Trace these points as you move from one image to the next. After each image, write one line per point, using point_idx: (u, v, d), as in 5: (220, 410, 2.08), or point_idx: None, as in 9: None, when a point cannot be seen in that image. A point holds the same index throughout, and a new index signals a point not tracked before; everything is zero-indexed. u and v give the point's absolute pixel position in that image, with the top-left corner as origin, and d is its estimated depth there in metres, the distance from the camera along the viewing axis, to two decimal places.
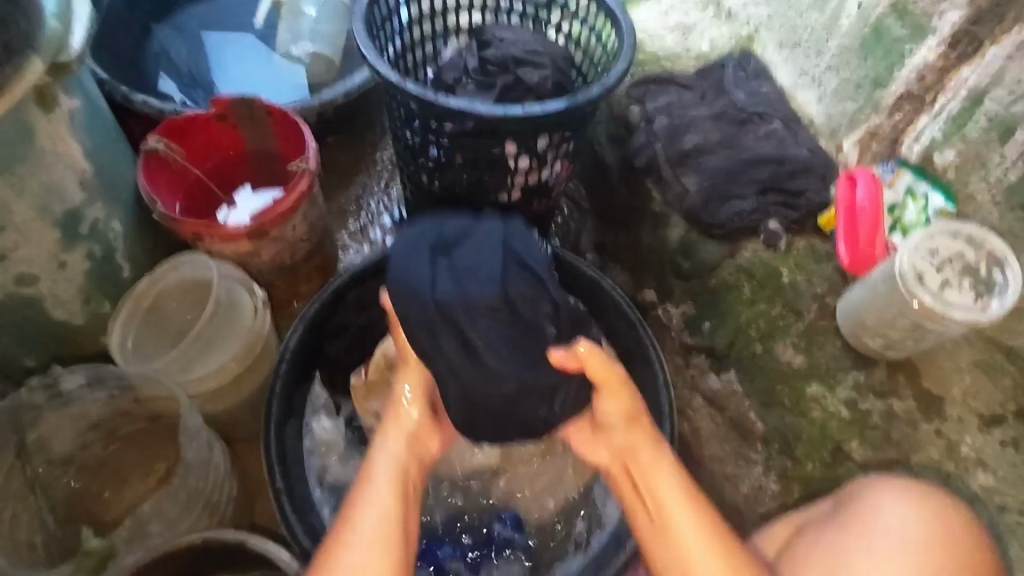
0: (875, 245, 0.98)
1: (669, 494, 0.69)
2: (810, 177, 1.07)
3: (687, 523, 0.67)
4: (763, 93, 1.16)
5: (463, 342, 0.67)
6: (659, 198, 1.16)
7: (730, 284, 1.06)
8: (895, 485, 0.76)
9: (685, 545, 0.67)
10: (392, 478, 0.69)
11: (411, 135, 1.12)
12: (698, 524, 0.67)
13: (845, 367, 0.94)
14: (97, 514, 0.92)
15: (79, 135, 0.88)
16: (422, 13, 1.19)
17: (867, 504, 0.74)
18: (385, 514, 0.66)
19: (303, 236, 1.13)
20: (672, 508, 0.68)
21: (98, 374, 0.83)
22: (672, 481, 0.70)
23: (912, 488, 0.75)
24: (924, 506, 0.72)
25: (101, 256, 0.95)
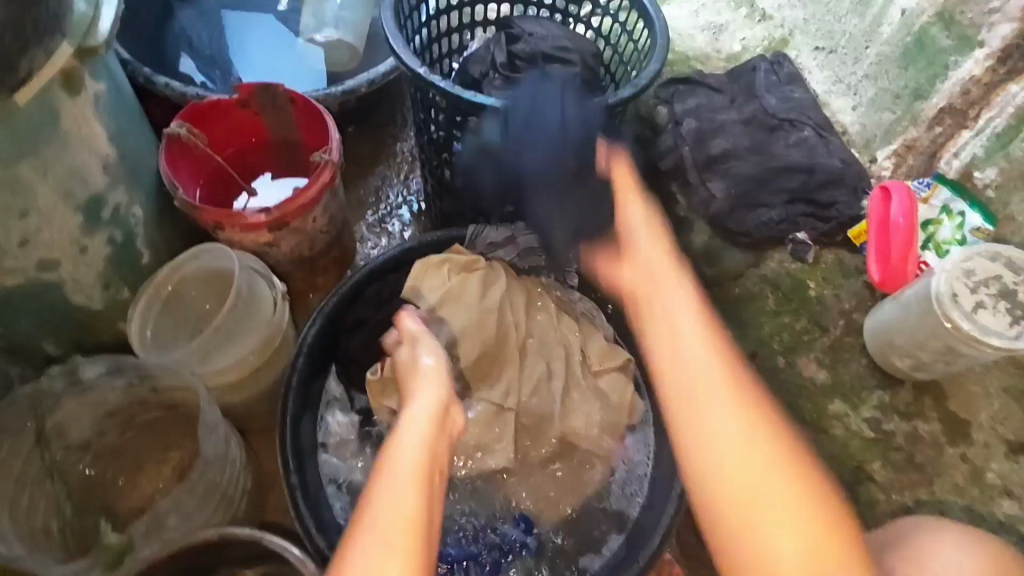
0: (907, 262, 0.93)
1: (705, 386, 0.64)
2: (840, 188, 1.04)
3: (720, 416, 0.63)
4: (795, 99, 1.13)
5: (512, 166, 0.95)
6: (684, 204, 1.11)
7: (753, 293, 1.03)
8: (949, 528, 0.73)
9: (704, 408, 0.63)
10: (420, 457, 0.67)
11: (434, 127, 1.11)
12: (732, 403, 0.63)
13: (869, 386, 0.92)
14: (115, 502, 0.92)
15: (102, 119, 0.88)
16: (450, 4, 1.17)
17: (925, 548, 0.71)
18: (403, 509, 0.62)
19: (323, 228, 1.12)
20: (704, 388, 0.64)
21: (117, 364, 0.83)
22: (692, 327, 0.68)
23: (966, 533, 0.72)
24: (977, 549, 0.70)
25: (122, 242, 0.95)
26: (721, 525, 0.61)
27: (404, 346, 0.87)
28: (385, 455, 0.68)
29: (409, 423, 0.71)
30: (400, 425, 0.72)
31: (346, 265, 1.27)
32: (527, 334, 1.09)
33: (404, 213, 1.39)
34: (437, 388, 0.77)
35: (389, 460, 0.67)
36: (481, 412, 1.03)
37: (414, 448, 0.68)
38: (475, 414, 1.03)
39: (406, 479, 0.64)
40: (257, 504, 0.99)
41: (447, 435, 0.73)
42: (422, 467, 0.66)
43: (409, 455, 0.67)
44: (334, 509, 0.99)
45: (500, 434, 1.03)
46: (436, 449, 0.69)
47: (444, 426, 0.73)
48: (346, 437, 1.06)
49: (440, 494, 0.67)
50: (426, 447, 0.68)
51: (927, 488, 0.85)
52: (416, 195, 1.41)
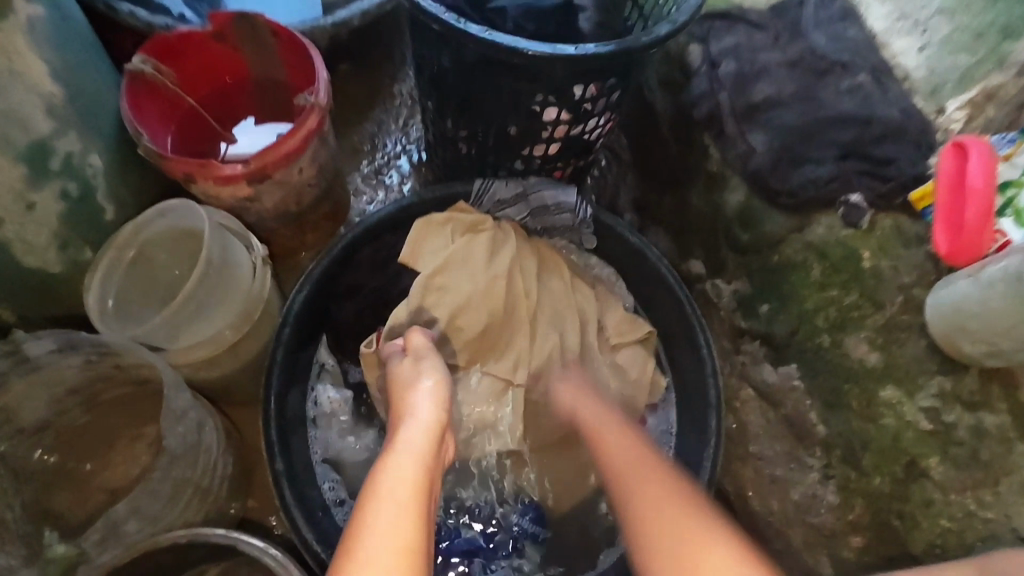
0: (983, 231, 0.78)
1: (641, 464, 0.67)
2: (902, 142, 0.90)
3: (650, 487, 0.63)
4: (849, 37, 0.98)
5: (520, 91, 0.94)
6: (717, 157, 1.02)
7: (796, 263, 0.93)
8: None
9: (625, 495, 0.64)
10: (418, 479, 0.55)
11: (437, 67, 0.95)
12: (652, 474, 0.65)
13: (929, 371, 0.81)
14: (84, 488, 0.84)
15: (43, 52, 0.74)
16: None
17: None
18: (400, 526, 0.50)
19: (311, 180, 0.99)
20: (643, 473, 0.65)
21: (70, 340, 0.72)
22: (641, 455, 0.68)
23: None
24: None
25: (78, 197, 0.82)
26: (652, 560, 0.56)
27: (407, 359, 0.79)
28: (374, 475, 0.56)
29: (404, 439, 0.60)
30: (395, 439, 0.61)
31: (338, 222, 1.15)
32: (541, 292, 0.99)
33: (403, 164, 1.25)
34: (435, 407, 0.67)
35: (384, 475, 0.55)
36: (488, 387, 0.94)
37: (409, 466, 0.57)
38: (477, 391, 0.94)
39: (400, 500, 0.52)
40: (241, 487, 0.90)
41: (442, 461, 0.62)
42: (421, 487, 0.55)
43: (406, 472, 0.55)
44: (323, 491, 0.91)
45: (506, 410, 0.93)
46: (434, 469, 0.58)
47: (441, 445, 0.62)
48: (336, 415, 0.97)
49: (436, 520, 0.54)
50: (424, 467, 0.57)
51: (992, 489, 0.75)
52: (415, 143, 1.27)
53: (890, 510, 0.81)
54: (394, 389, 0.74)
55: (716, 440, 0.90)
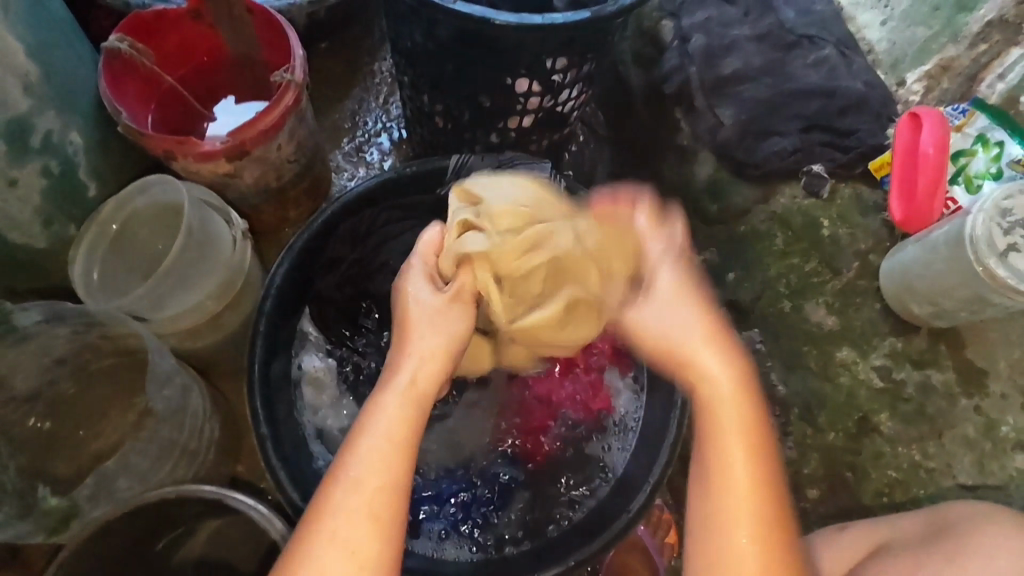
0: (934, 198, 0.84)
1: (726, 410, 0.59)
2: (863, 113, 0.94)
3: (743, 459, 0.57)
4: (816, 12, 1.00)
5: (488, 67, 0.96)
6: (687, 131, 1.03)
7: (761, 233, 0.95)
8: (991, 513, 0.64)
9: (722, 424, 0.59)
10: (391, 438, 0.58)
11: (410, 43, 0.97)
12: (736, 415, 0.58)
13: (881, 333, 0.85)
14: (77, 454, 0.86)
15: (17, 33, 0.76)
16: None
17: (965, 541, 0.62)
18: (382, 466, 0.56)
19: (291, 156, 1.02)
20: (721, 400, 0.59)
21: (56, 311, 0.75)
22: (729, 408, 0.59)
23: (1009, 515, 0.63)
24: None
25: (60, 173, 0.85)
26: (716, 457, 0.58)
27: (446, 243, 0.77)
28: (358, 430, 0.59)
29: (381, 403, 0.60)
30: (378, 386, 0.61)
31: (319, 198, 1.17)
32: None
33: (384, 141, 1.27)
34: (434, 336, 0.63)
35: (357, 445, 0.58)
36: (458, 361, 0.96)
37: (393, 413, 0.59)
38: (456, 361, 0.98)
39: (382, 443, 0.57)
40: (229, 454, 0.94)
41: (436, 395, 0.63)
42: (403, 434, 0.58)
43: (377, 451, 0.57)
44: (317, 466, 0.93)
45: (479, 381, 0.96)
46: (415, 424, 0.59)
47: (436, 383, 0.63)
48: (324, 383, 1.02)
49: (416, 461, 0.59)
50: (403, 423, 0.58)
51: (936, 441, 0.80)
52: (396, 121, 1.28)
53: (844, 462, 0.82)
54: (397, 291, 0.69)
55: None
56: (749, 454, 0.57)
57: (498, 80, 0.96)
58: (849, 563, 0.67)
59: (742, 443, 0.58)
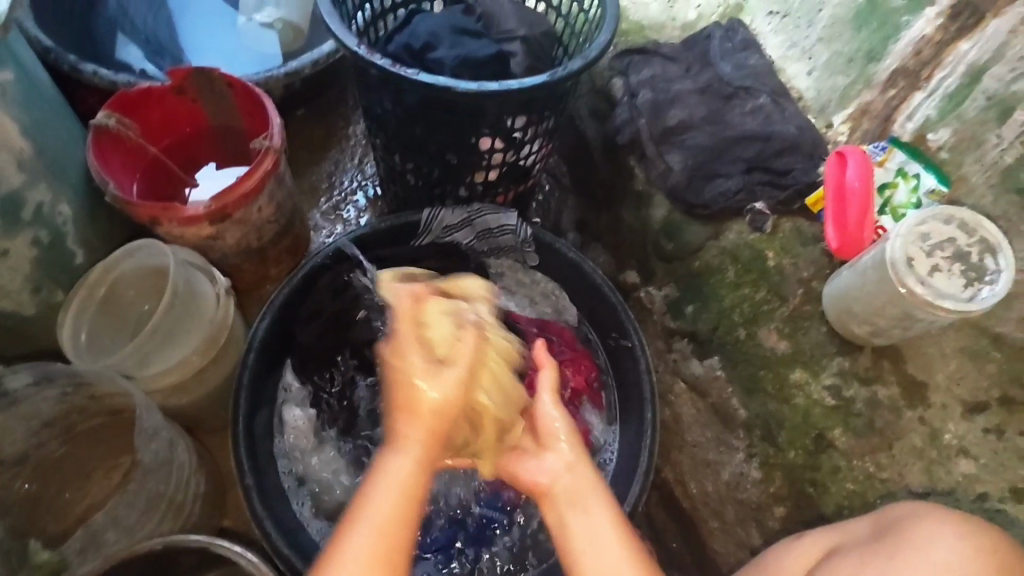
0: (864, 228, 0.92)
1: (583, 488, 0.67)
2: (797, 155, 1.02)
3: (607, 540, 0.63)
4: (750, 65, 1.10)
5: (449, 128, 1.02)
6: (642, 176, 1.13)
7: (714, 267, 1.03)
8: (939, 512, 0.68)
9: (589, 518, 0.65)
10: (395, 507, 0.58)
11: (381, 109, 1.05)
12: (610, 533, 0.64)
13: (829, 353, 0.91)
14: (62, 517, 0.90)
15: (13, 115, 0.82)
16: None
17: (911, 537, 0.66)
18: (382, 529, 0.57)
19: (271, 218, 1.08)
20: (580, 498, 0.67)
21: (45, 372, 0.77)
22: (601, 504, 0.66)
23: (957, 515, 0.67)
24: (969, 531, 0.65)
25: (50, 243, 0.89)
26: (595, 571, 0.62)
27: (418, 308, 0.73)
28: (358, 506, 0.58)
29: (387, 478, 0.59)
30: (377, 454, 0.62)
31: (299, 255, 1.23)
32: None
33: (360, 199, 1.34)
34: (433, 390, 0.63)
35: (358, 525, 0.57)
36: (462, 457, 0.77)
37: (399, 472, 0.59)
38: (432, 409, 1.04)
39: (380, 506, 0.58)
40: (215, 508, 0.96)
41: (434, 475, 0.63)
42: (406, 498, 0.58)
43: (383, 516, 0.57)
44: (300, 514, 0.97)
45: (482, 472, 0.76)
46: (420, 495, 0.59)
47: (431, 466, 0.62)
48: (304, 434, 1.03)
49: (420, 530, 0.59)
50: (404, 499, 0.58)
51: (886, 452, 0.85)
52: (370, 179, 1.36)
53: (804, 478, 0.89)
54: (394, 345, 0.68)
55: (653, 429, 0.99)
56: (627, 552, 0.63)
57: (464, 140, 1.04)
58: (804, 566, 0.72)
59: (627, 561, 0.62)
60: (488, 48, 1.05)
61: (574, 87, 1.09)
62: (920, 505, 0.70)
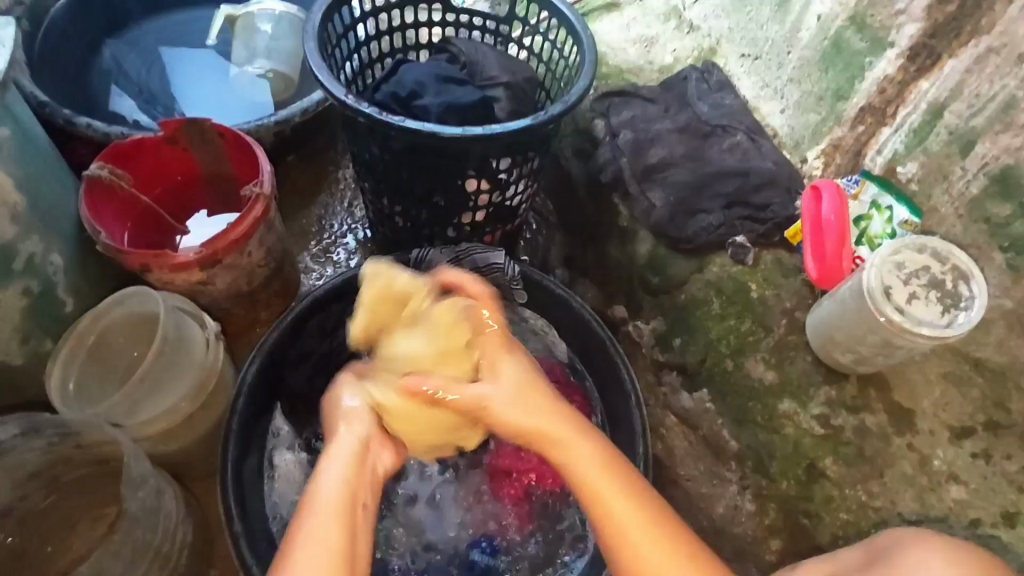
0: (842, 258, 0.95)
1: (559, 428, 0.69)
2: (775, 189, 1.05)
3: (614, 483, 0.66)
4: (726, 105, 1.15)
5: (435, 171, 1.04)
6: (627, 214, 1.15)
7: (699, 299, 1.05)
8: (933, 539, 0.68)
9: (603, 494, 0.65)
10: (338, 526, 0.61)
11: (369, 155, 1.07)
12: (588, 458, 0.67)
13: (816, 382, 0.92)
14: (44, 570, 0.86)
15: (8, 168, 0.83)
16: (375, 6, 1.15)
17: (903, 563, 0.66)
18: (328, 542, 0.60)
19: (261, 261, 1.09)
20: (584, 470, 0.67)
21: (33, 424, 0.77)
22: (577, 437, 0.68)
23: (951, 542, 0.67)
24: (961, 557, 0.64)
25: (40, 292, 0.90)
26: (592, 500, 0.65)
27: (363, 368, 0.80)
28: (299, 522, 0.62)
29: (315, 492, 0.63)
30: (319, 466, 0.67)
31: (289, 298, 1.24)
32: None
33: (349, 241, 1.36)
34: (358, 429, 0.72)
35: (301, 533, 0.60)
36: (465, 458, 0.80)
37: (331, 484, 0.64)
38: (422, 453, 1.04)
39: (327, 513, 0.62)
40: (202, 557, 0.94)
41: (372, 471, 0.70)
42: (340, 502, 0.63)
43: (328, 536, 0.60)
44: None
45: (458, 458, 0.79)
46: (354, 503, 0.64)
47: (365, 465, 0.69)
48: (294, 478, 1.03)
49: (367, 526, 0.64)
50: (341, 515, 0.62)
51: (878, 480, 0.86)
52: (360, 222, 1.38)
53: (799, 509, 0.89)
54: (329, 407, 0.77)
55: (645, 463, 0.99)
56: (613, 478, 0.66)
57: (450, 181, 1.06)
58: None
59: (610, 479, 0.66)
60: (472, 95, 1.08)
61: (557, 130, 1.13)
62: (917, 532, 0.70)
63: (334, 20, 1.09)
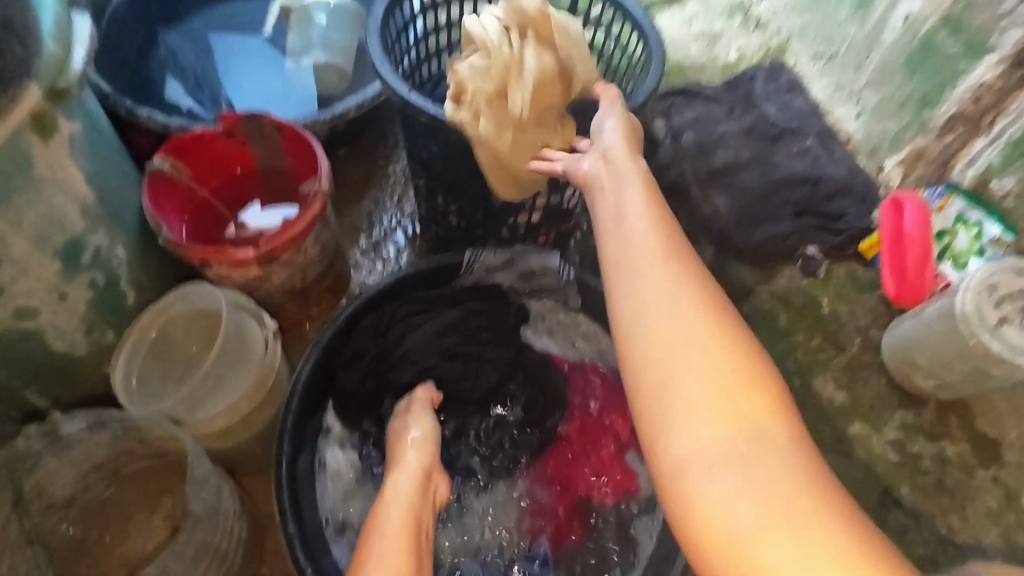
0: (924, 274, 0.90)
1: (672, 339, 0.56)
2: (849, 198, 1.01)
3: (707, 416, 0.52)
4: (795, 107, 1.11)
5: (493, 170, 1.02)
6: (686, 221, 1.09)
7: (765, 311, 0.99)
8: None
9: (691, 410, 0.53)
10: (402, 534, 0.68)
11: (426, 153, 1.05)
12: (696, 381, 0.54)
13: (891, 406, 0.88)
14: (102, 560, 0.88)
15: (80, 161, 0.84)
16: None
17: None
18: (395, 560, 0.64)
19: (316, 258, 1.09)
20: (644, 260, 0.62)
21: (99, 418, 0.79)
22: (682, 344, 0.56)
23: None
24: None
25: (104, 284, 0.91)
26: (685, 426, 0.53)
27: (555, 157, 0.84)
28: (374, 519, 0.71)
29: (386, 508, 0.73)
30: (387, 487, 0.78)
31: (340, 294, 1.24)
32: (513, 364, 1.07)
33: (399, 238, 1.35)
34: (420, 457, 0.84)
35: (376, 524, 0.70)
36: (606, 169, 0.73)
37: (398, 506, 0.73)
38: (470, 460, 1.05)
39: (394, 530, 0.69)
40: (254, 552, 0.95)
41: (431, 498, 0.79)
42: (406, 521, 0.71)
43: (395, 547, 0.65)
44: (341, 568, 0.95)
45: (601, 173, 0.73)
46: (417, 519, 0.72)
47: (427, 491, 0.79)
48: (345, 478, 1.02)
49: (428, 546, 0.70)
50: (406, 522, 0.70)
51: (959, 514, 0.81)
52: (410, 217, 1.37)
53: None
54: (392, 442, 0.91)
55: None
56: (716, 404, 0.53)
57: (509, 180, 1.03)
58: None
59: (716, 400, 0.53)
60: None
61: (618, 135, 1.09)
62: None
63: (394, 15, 1.06)
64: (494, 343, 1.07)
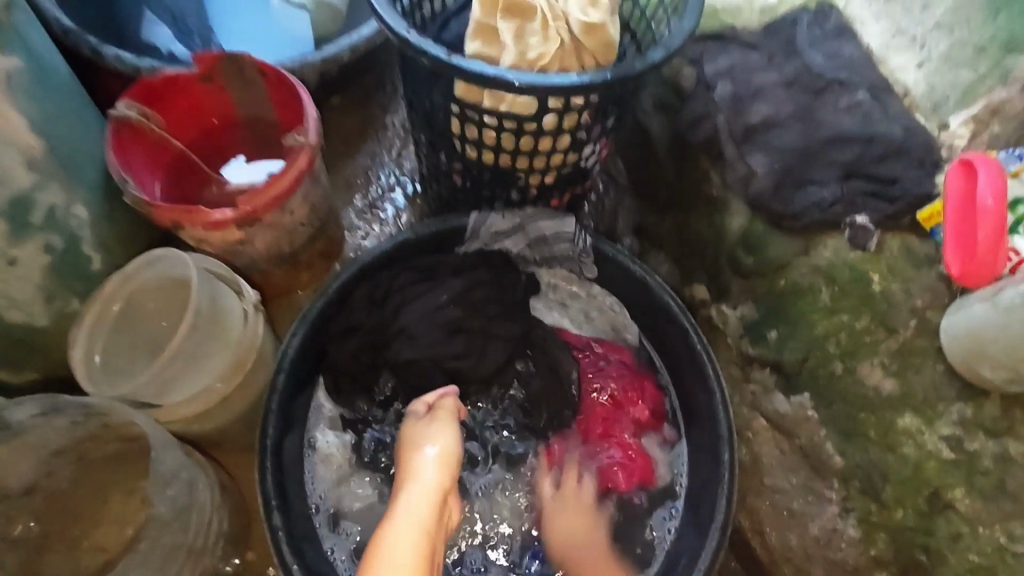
0: (996, 252, 0.75)
1: None
2: (904, 161, 0.88)
3: None
4: (845, 55, 0.96)
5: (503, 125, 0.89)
6: (718, 180, 1.00)
7: (803, 287, 0.90)
8: None
9: None
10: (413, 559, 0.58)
11: (428, 102, 0.93)
12: None
13: (947, 398, 0.78)
14: (75, 548, 0.82)
15: (20, 104, 0.72)
16: None
17: None
18: None
19: (304, 220, 0.97)
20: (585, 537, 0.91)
21: (55, 404, 0.70)
22: None
23: None
24: None
25: (63, 248, 0.80)
26: None
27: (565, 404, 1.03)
28: (378, 539, 0.61)
29: (397, 529, 0.61)
30: (398, 504, 0.65)
31: (333, 258, 1.13)
32: (520, 341, 0.99)
33: (397, 198, 1.23)
34: (441, 469, 0.71)
35: (381, 550, 0.59)
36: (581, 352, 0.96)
37: (410, 531, 0.61)
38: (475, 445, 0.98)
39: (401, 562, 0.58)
40: (239, 543, 0.87)
41: (445, 521, 0.68)
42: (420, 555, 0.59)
43: None
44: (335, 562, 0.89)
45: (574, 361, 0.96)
46: (431, 548, 0.61)
47: (442, 513, 0.67)
48: (339, 462, 0.95)
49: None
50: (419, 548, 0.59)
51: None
52: (410, 175, 1.25)
53: (915, 544, 0.79)
54: (405, 445, 0.78)
55: (728, 474, 0.86)
56: None
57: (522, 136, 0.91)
58: None
59: None
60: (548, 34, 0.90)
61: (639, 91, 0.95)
62: None
63: None
64: (501, 317, 0.98)
